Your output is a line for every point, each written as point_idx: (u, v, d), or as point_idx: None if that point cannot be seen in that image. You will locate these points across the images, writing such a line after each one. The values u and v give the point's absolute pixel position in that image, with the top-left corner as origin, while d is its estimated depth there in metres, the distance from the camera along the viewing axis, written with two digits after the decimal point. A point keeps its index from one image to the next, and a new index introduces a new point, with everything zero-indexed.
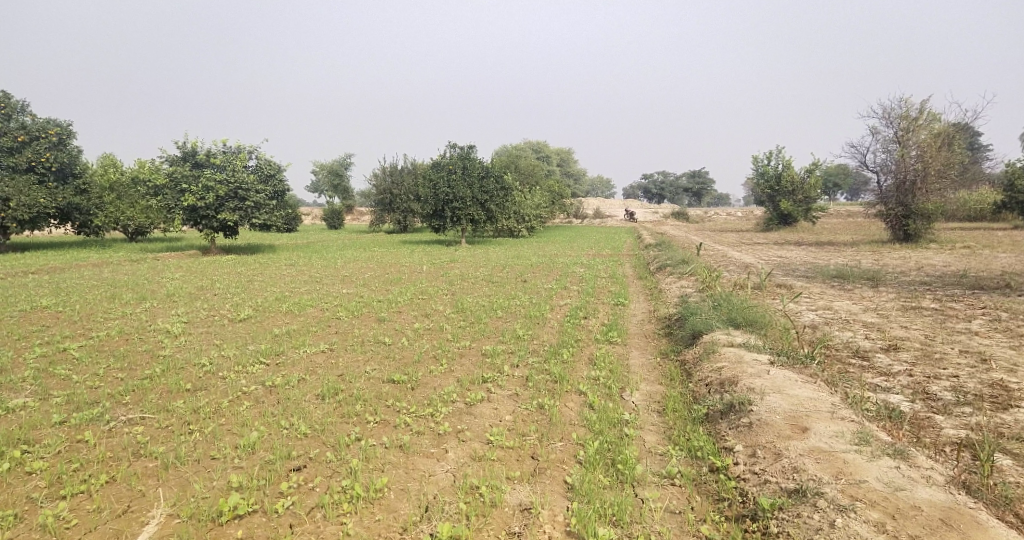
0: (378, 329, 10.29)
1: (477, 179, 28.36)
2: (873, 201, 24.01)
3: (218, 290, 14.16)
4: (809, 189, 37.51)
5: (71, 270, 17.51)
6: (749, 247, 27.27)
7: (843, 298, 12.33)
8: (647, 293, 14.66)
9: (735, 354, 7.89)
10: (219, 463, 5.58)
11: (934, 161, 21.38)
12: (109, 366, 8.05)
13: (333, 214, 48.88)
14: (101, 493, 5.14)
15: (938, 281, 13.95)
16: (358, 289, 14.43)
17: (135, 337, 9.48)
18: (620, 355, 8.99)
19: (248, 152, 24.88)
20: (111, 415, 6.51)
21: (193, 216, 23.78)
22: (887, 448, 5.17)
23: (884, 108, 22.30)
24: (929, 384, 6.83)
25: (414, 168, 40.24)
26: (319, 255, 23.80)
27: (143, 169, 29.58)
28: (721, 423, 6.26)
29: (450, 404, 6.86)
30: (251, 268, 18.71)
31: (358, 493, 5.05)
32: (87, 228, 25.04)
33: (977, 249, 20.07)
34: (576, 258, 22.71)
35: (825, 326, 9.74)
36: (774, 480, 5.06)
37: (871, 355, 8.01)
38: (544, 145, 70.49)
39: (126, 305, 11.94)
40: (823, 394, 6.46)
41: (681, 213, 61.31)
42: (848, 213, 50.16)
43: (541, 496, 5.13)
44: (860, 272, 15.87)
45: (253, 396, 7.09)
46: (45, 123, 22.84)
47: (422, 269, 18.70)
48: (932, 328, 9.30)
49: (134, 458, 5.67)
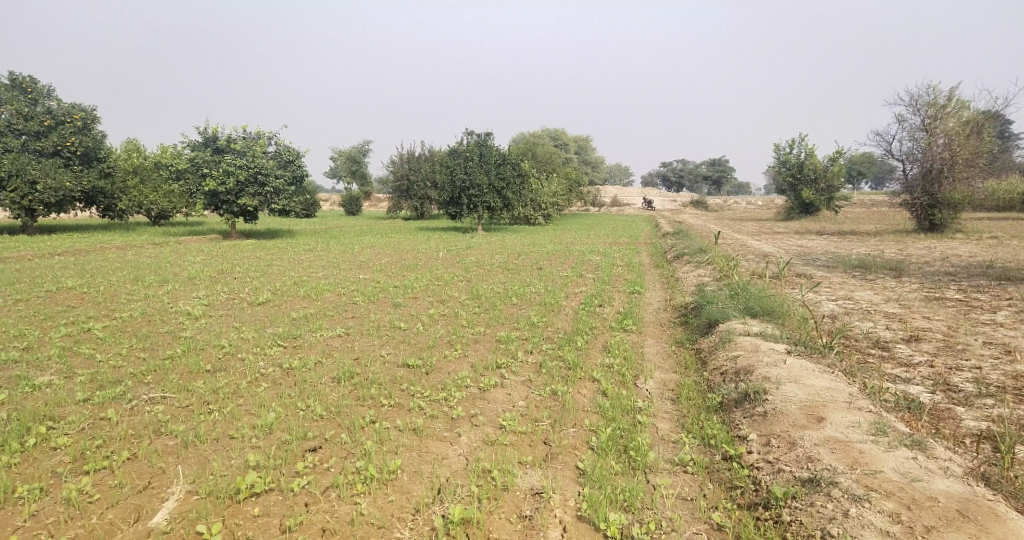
0: (394, 314, 10.38)
1: (495, 166, 28.31)
2: (898, 190, 23.51)
3: (238, 273, 14.37)
4: (831, 178, 36.88)
5: (96, 252, 17.87)
6: (768, 236, 26.94)
7: (864, 288, 12.14)
8: (664, 282, 14.58)
9: (752, 343, 7.83)
10: (236, 443, 5.68)
11: (962, 149, 20.86)
12: (132, 346, 8.23)
13: (351, 201, 49.20)
14: (123, 469, 5.27)
15: (962, 272, 13.67)
16: (374, 275, 14.54)
17: (157, 319, 9.66)
18: (635, 343, 8.97)
19: (268, 138, 25.06)
20: (133, 394, 6.66)
21: (214, 201, 24.07)
22: (904, 439, 5.10)
23: (911, 95, 21.77)
24: (950, 375, 6.72)
25: (431, 155, 40.29)
26: (337, 240, 24.00)
27: (165, 154, 29.97)
28: (735, 412, 6.22)
29: (464, 389, 6.91)
30: (270, 253, 18.93)
31: (372, 474, 5.12)
32: (111, 212, 25.52)
33: (1005, 240, 19.60)
34: (593, 246, 22.62)
35: (845, 316, 9.61)
36: (787, 469, 5.02)
37: (891, 346, 7.89)
38: (562, 132, 70.06)
39: (148, 288, 12.16)
40: (840, 385, 6.38)
41: (700, 202, 60.67)
42: (872, 203, 49.24)
43: (553, 481, 5.15)
44: (882, 262, 15.59)
45: (271, 377, 7.20)
46: (71, 108, 23.10)
47: (439, 255, 18.77)
48: (955, 319, 9.12)
49: (155, 436, 5.80)
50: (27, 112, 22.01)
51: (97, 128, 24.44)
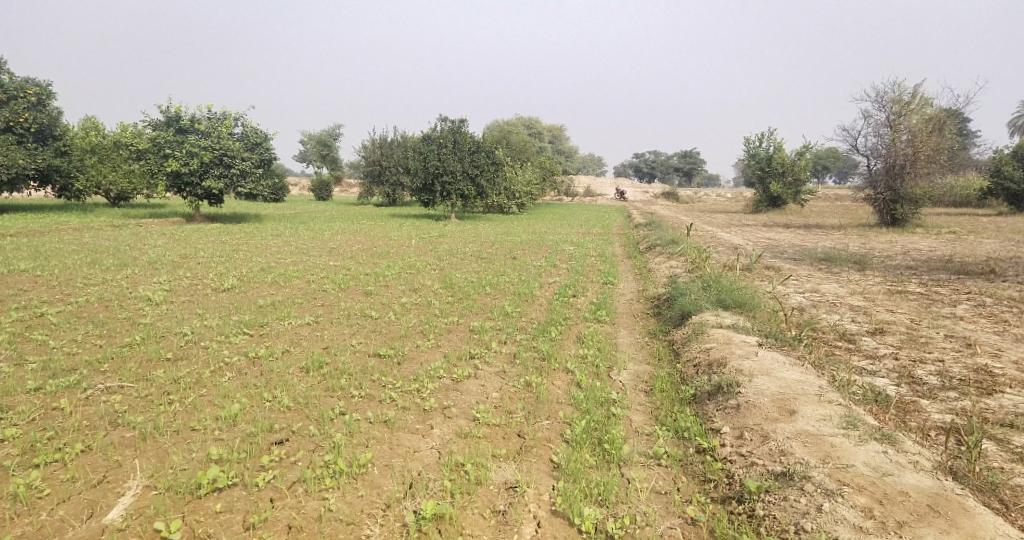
0: (365, 302, 10.15)
1: (468, 153, 28.00)
2: (863, 185, 24.00)
3: (203, 258, 13.91)
4: (799, 172, 37.53)
5: (50, 233, 17.14)
6: (737, 229, 27.36)
7: (830, 281, 12.36)
8: (637, 273, 14.62)
9: (724, 335, 7.87)
10: (199, 435, 5.47)
11: (924, 146, 21.36)
12: (87, 332, 7.88)
13: (321, 186, 48.27)
14: (76, 463, 5.02)
15: (923, 266, 14.02)
16: (345, 262, 14.25)
17: (116, 304, 9.28)
18: (608, 334, 8.95)
19: (233, 119, 24.29)
20: (88, 383, 6.37)
21: (177, 182, 23.30)
22: (874, 433, 5.17)
23: (877, 91, 22.19)
24: (915, 368, 6.86)
25: (404, 141, 39.75)
26: (307, 226, 23.52)
27: (125, 132, 28.84)
28: (708, 404, 6.24)
29: (437, 380, 6.78)
30: (236, 238, 18.39)
31: (341, 468, 4.98)
32: (68, 192, 24.60)
33: (963, 235, 20.21)
34: (566, 236, 22.61)
35: (813, 308, 9.76)
36: (761, 463, 5.05)
37: (857, 338, 8.03)
38: (537, 120, 69.86)
39: (107, 272, 11.69)
40: (810, 377, 6.46)
41: (671, 193, 61.19)
42: (836, 197, 50.38)
43: (527, 475, 5.08)
44: (848, 256, 15.91)
45: (236, 366, 6.97)
46: (24, 82, 21.97)
47: (411, 243, 18.52)
48: (918, 312, 9.33)
49: (111, 427, 5.55)
50: None
51: (52, 103, 23.35)
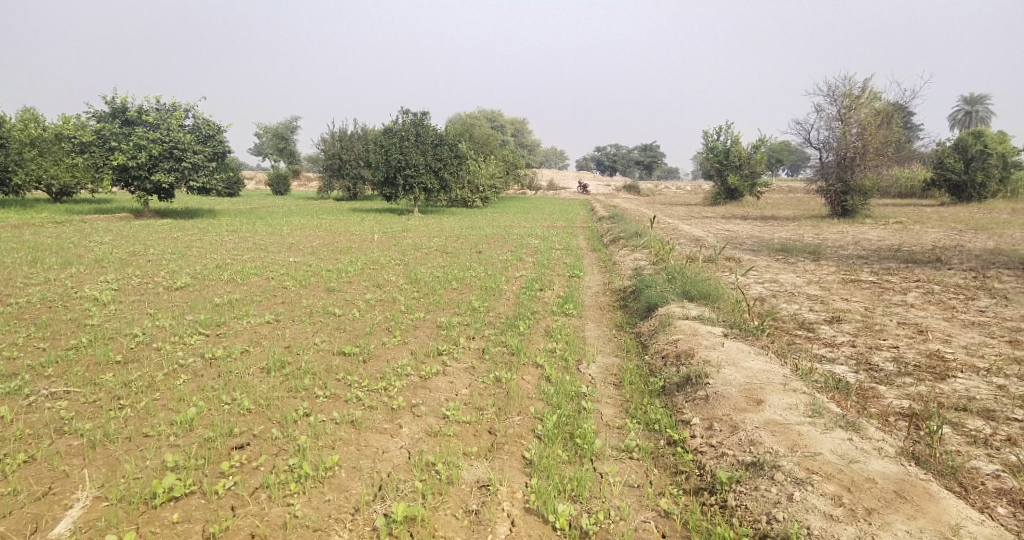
0: (328, 299, 9.89)
1: (430, 146, 27.65)
2: (816, 177, 24.70)
3: (154, 255, 13.34)
4: (755, 164, 38.42)
5: None
6: (698, 221, 27.83)
7: (789, 271, 12.65)
8: (601, 265, 14.68)
9: (690, 327, 7.95)
10: (153, 441, 5.21)
11: (873, 139, 22.09)
12: (29, 335, 7.44)
13: (279, 180, 47.05)
14: (19, 474, 4.72)
15: (874, 255, 14.50)
16: (305, 258, 13.88)
17: (60, 305, 8.79)
18: (576, 327, 8.94)
19: (184, 111, 23.40)
20: (31, 389, 6.00)
21: (124, 176, 22.33)
22: (839, 420, 5.29)
23: (829, 85, 22.84)
24: (872, 355, 7.05)
25: (365, 134, 39.04)
26: (265, 221, 22.89)
27: (67, 124, 27.47)
28: (677, 396, 6.29)
29: (404, 378, 6.64)
30: (190, 234, 17.74)
31: (307, 472, 4.81)
32: (5, 187, 23.29)
33: (910, 225, 21.02)
34: (531, 229, 22.61)
35: (773, 298, 9.96)
36: (731, 453, 5.11)
37: (816, 327, 8.22)
38: (499, 114, 69.66)
39: (50, 270, 11.09)
40: (774, 366, 6.57)
41: (632, 186, 61.88)
42: (790, 189, 51.85)
43: (498, 473, 5.01)
44: (804, 246, 16.34)
45: (192, 368, 6.68)
46: None
47: (374, 238, 18.18)
48: (872, 301, 9.62)
49: (56, 436, 5.24)
50: None
51: None
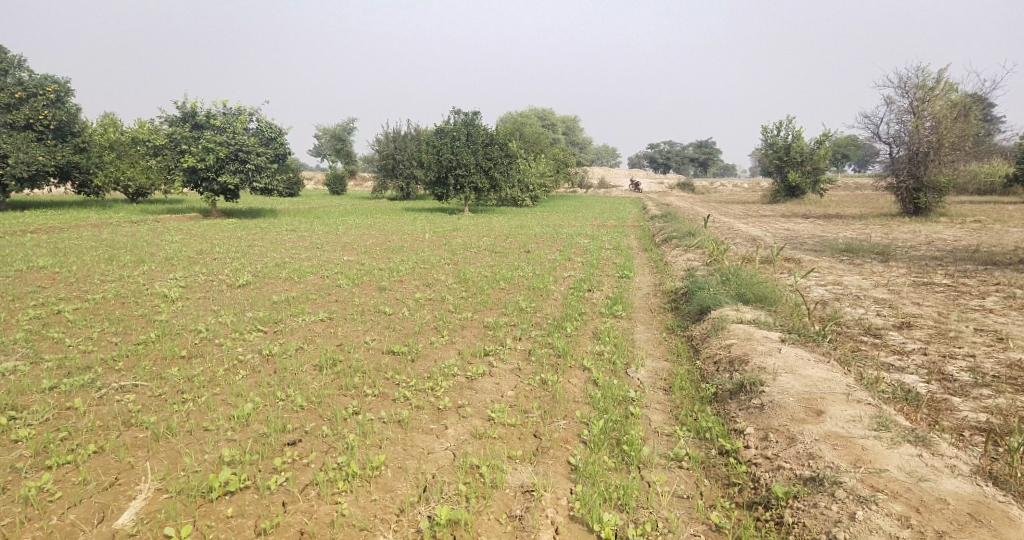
0: (379, 298, 10.05)
1: (481, 146, 27.81)
2: (884, 173, 23.43)
3: (218, 254, 13.93)
4: (818, 160, 36.83)
5: (70, 230, 17.26)
6: (755, 219, 26.95)
7: (853, 273, 12.04)
8: (653, 266, 14.39)
9: (745, 331, 7.65)
10: (211, 435, 5.40)
11: (949, 133, 20.78)
12: (104, 329, 7.87)
13: (336, 180, 48.35)
14: (88, 465, 4.97)
15: (949, 256, 13.63)
16: (359, 257, 14.19)
17: (132, 301, 9.27)
18: (625, 329, 8.77)
19: (248, 115, 24.34)
20: (103, 382, 6.34)
21: (193, 178, 23.42)
22: (908, 434, 4.98)
23: (900, 77, 21.62)
24: (945, 364, 6.59)
25: (418, 134, 39.62)
26: (322, 221, 23.56)
27: (142, 129, 29.05)
28: (730, 404, 6.05)
29: (451, 378, 6.67)
30: (252, 233, 18.44)
31: (354, 471, 4.88)
32: (87, 188, 24.78)
33: (988, 223, 19.67)
34: (581, 228, 22.41)
35: (836, 302, 9.48)
36: (787, 467, 4.88)
37: (883, 333, 7.76)
38: (550, 112, 69.54)
39: (124, 268, 11.74)
40: (836, 375, 6.22)
41: (687, 184, 60.50)
42: (856, 186, 49.44)
43: (543, 478, 4.96)
44: (869, 246, 15.53)
45: (249, 365, 6.90)
46: (43, 79, 22.16)
47: (425, 237, 18.43)
48: (945, 305, 9.01)
49: (123, 428, 5.50)
50: None
51: (70, 101, 23.55)
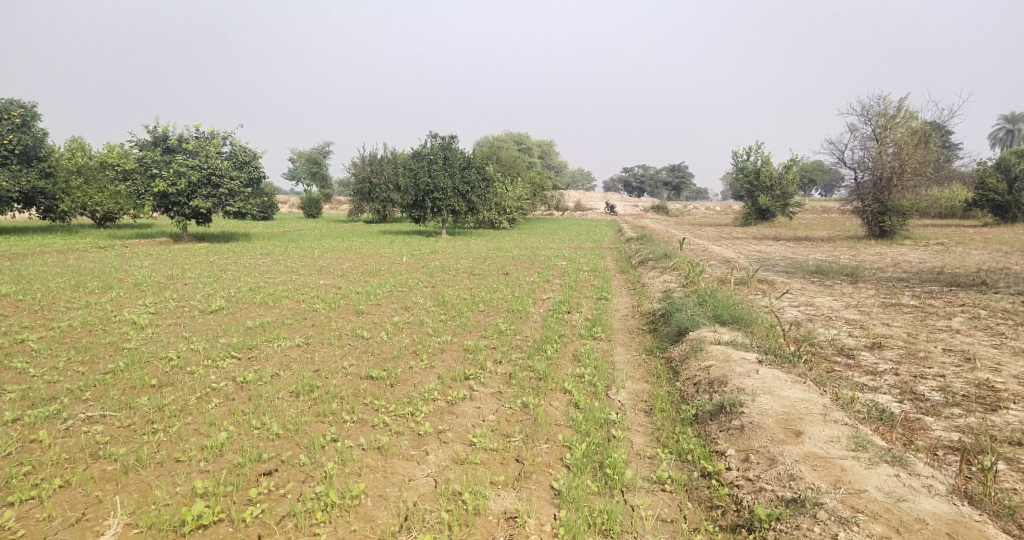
0: (356, 322, 9.93)
1: (458, 169, 27.93)
2: (851, 197, 24.12)
3: (190, 279, 13.66)
4: (787, 184, 37.80)
5: (35, 256, 16.76)
6: (727, 241, 27.49)
7: (825, 294, 12.30)
8: (630, 288, 14.52)
9: (723, 352, 7.73)
10: (184, 466, 5.23)
11: (911, 159, 21.57)
12: (70, 359, 7.61)
13: (311, 203, 48.04)
14: (53, 500, 4.77)
15: (915, 278, 14.03)
16: (335, 280, 14.04)
17: (100, 329, 9.01)
18: (605, 351, 8.80)
19: (221, 138, 24.14)
20: (69, 412, 6.11)
21: (164, 202, 23.00)
22: (885, 454, 5.07)
23: (863, 105, 22.41)
24: (917, 383, 6.74)
25: (394, 157, 39.61)
26: (296, 244, 23.32)
27: (112, 153, 28.60)
28: (710, 425, 6.08)
29: (431, 403, 6.59)
30: (225, 257, 18.16)
31: (332, 500, 4.77)
32: (52, 213, 24.18)
33: (951, 246, 20.32)
34: (558, 251, 22.55)
35: (810, 322, 9.66)
36: (769, 488, 4.92)
37: (856, 353, 7.91)
38: (526, 136, 70.40)
39: (91, 295, 11.42)
40: (813, 395, 6.31)
41: (661, 206, 61.48)
42: (824, 209, 50.81)
43: (527, 503, 4.91)
44: (839, 268, 15.93)
45: (223, 392, 6.72)
46: (9, 104, 21.73)
47: (402, 260, 18.34)
48: (914, 326, 9.25)
49: (91, 460, 5.30)
50: None
51: (37, 125, 23.07)
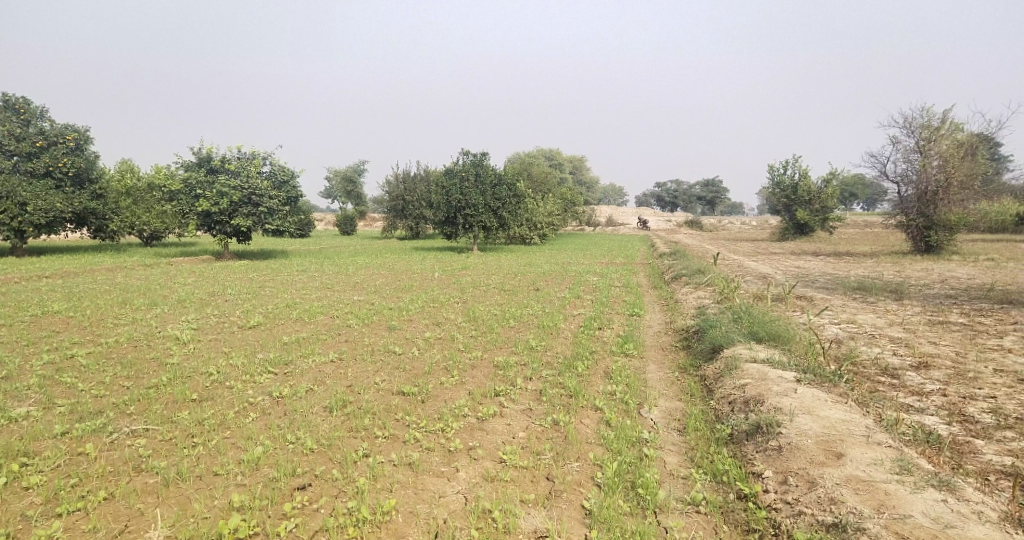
0: (389, 338, 10.05)
1: (490, 187, 28.15)
2: (894, 211, 23.42)
3: (230, 295, 14.04)
4: (826, 199, 36.93)
5: (85, 274, 17.44)
6: (764, 257, 26.97)
7: (867, 312, 11.92)
8: (663, 304, 14.33)
9: (759, 371, 7.54)
10: (222, 480, 5.35)
11: (957, 172, 20.88)
12: (116, 374, 7.88)
13: (347, 221, 48.90)
14: (98, 512, 4.93)
15: (964, 294, 13.48)
16: (369, 296, 14.25)
17: (144, 344, 9.32)
18: (637, 368, 8.69)
19: (262, 159, 24.87)
20: (114, 426, 6.32)
21: (207, 221, 23.78)
22: (931, 478, 4.87)
23: (906, 117, 21.84)
24: (966, 405, 6.46)
25: (427, 175, 40.18)
26: (332, 261, 23.74)
27: (159, 174, 29.76)
28: (747, 446, 5.93)
29: (461, 419, 6.60)
30: (264, 275, 18.60)
31: (364, 516, 4.81)
32: (103, 233, 25.19)
33: (1002, 262, 19.49)
34: (589, 266, 22.41)
35: (851, 341, 9.36)
36: (809, 512, 4.78)
37: (901, 373, 7.62)
38: (557, 153, 70.63)
39: (137, 311, 11.83)
40: (855, 416, 6.10)
41: (695, 221, 60.67)
42: (866, 224, 49.38)
43: (557, 523, 4.87)
44: (882, 284, 15.42)
45: (259, 407, 6.87)
46: (64, 128, 22.84)
47: (434, 276, 18.50)
48: (963, 345, 8.88)
49: (134, 473, 5.46)
50: (19, 133, 21.67)
51: (90, 149, 24.18)
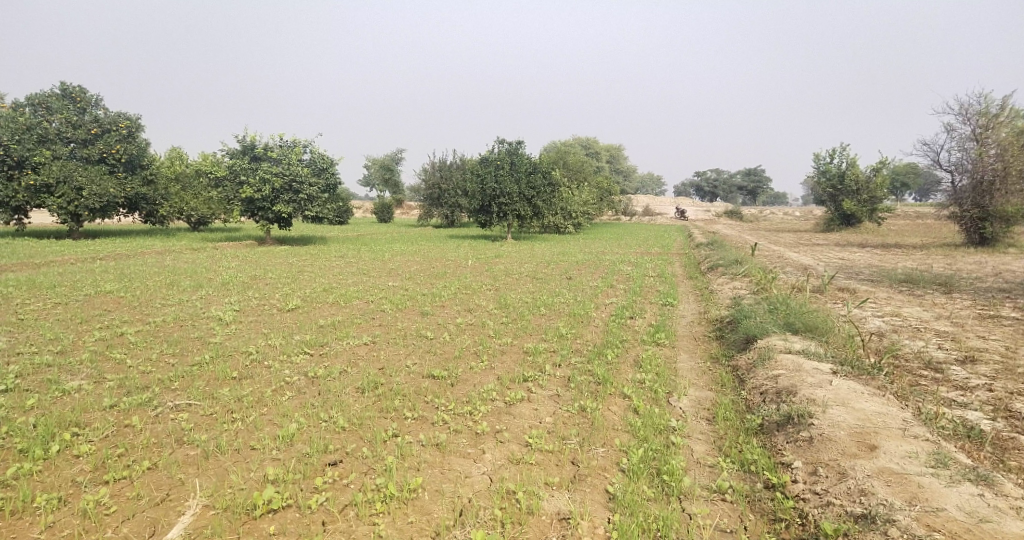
0: (421, 323, 10.20)
1: (525, 175, 28.13)
2: (947, 202, 22.43)
3: (271, 279, 14.45)
4: (874, 189, 35.59)
5: (135, 257, 18.17)
6: (806, 248, 26.27)
7: (913, 305, 11.51)
8: (697, 294, 14.13)
9: (794, 362, 7.38)
10: (258, 454, 5.56)
11: (1016, 161, 19.82)
12: (162, 351, 8.23)
13: (384, 209, 49.53)
14: (142, 480, 5.19)
15: (1019, 289, 12.87)
16: (403, 282, 14.47)
17: (189, 324, 9.70)
18: (667, 357, 8.62)
19: (302, 146, 25.37)
20: (159, 401, 6.61)
21: (250, 208, 24.45)
22: (968, 472, 4.72)
23: (961, 104, 21.01)
24: (1013, 401, 6.20)
25: (463, 164, 40.38)
26: (369, 248, 24.14)
27: (206, 161, 30.69)
28: (777, 436, 5.83)
29: (489, 403, 6.67)
30: (303, 260, 19.07)
31: (391, 492, 4.94)
32: (153, 217, 26.12)
33: None
34: (624, 255, 22.21)
35: (894, 334, 9.06)
36: (838, 503, 4.70)
37: (945, 368, 7.35)
38: (594, 141, 70.05)
39: (183, 293, 12.28)
40: (892, 409, 5.93)
41: (736, 211, 59.37)
42: (918, 215, 47.49)
43: (580, 505, 4.91)
44: (930, 277, 14.85)
45: (295, 386, 7.09)
46: (117, 116, 23.91)
47: (468, 263, 18.65)
48: (1014, 340, 8.51)
49: (177, 445, 5.72)
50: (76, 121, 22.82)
51: (141, 136, 25.14)
